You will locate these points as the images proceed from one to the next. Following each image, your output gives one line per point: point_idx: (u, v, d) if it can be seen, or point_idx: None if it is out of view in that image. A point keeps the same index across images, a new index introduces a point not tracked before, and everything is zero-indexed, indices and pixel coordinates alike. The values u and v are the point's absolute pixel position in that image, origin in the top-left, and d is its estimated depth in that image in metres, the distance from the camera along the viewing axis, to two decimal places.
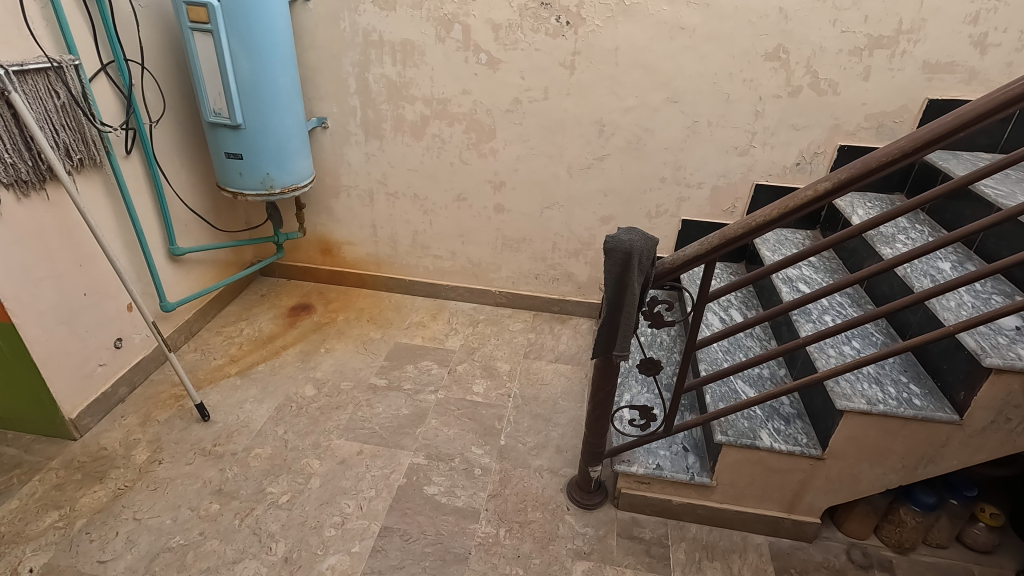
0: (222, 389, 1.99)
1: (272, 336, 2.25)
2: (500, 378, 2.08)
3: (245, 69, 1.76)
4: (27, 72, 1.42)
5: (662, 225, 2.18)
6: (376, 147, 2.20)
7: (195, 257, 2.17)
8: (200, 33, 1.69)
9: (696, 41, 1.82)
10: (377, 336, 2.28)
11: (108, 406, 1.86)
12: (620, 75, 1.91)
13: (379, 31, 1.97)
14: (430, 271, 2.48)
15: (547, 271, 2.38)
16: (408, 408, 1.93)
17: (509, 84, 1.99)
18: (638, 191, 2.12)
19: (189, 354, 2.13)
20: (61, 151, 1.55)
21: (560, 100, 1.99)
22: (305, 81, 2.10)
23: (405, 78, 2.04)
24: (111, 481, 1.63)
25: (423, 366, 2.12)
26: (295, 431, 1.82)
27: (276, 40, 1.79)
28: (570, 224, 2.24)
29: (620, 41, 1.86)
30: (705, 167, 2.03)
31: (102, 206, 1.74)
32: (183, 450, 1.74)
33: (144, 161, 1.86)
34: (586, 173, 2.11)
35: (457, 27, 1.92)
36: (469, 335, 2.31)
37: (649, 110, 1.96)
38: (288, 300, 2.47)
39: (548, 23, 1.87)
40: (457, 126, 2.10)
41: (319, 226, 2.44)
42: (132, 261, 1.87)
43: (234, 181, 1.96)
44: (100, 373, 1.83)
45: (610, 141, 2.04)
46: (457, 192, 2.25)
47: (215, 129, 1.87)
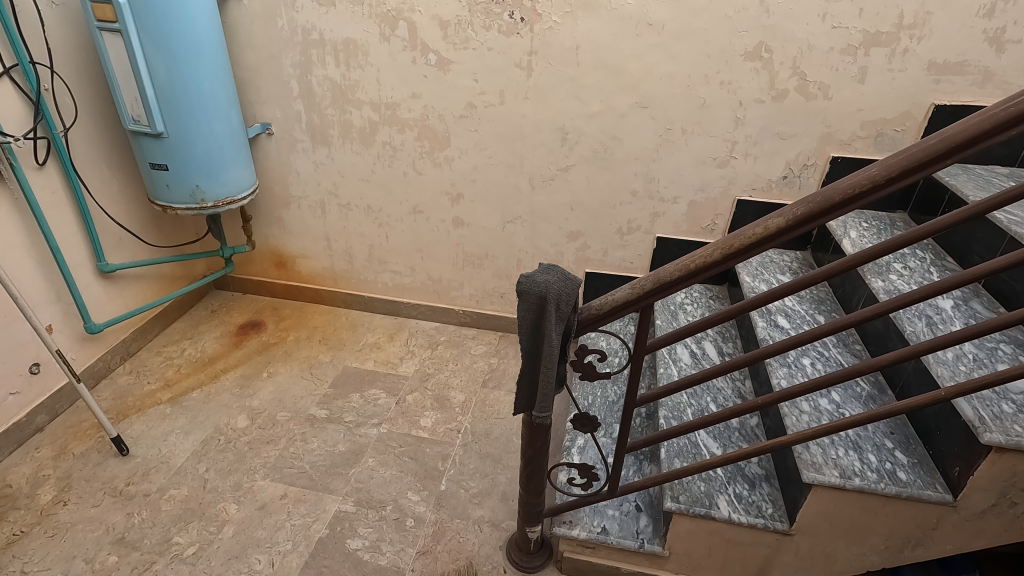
0: (149, 418, 1.83)
1: (214, 358, 2.09)
2: (451, 410, 1.90)
3: (162, 73, 1.59)
4: None
5: (635, 242, 1.96)
6: (323, 155, 2.03)
7: (131, 273, 2.02)
8: (109, 33, 1.53)
9: (666, 38, 1.60)
10: (326, 359, 2.11)
11: (22, 437, 1.71)
12: (582, 78, 1.71)
13: (319, 29, 1.79)
14: (389, 287, 2.30)
15: (512, 290, 2.18)
16: (346, 444, 1.76)
17: (461, 87, 1.80)
18: (607, 205, 1.91)
19: (122, 377, 1.98)
20: None
21: (518, 105, 1.79)
22: (245, 84, 1.93)
23: (350, 81, 1.86)
24: (8, 525, 1.49)
25: (370, 395, 1.94)
26: (217, 469, 1.66)
27: (199, 39, 1.62)
28: (534, 239, 2.04)
29: (580, 39, 1.65)
30: (679, 180, 1.81)
31: (10, 223, 1.60)
32: (92, 489, 1.59)
33: (62, 172, 1.71)
34: (550, 186, 1.91)
35: (401, 24, 1.73)
36: (426, 359, 2.13)
37: (616, 116, 1.75)
38: (239, 316, 2.31)
39: (500, 19, 1.67)
40: (409, 133, 1.92)
41: (271, 238, 2.28)
42: (48, 280, 1.73)
43: (162, 194, 1.80)
44: (12, 403, 1.69)
45: (574, 150, 1.83)
46: (413, 205, 2.07)
47: (138, 138, 1.71)
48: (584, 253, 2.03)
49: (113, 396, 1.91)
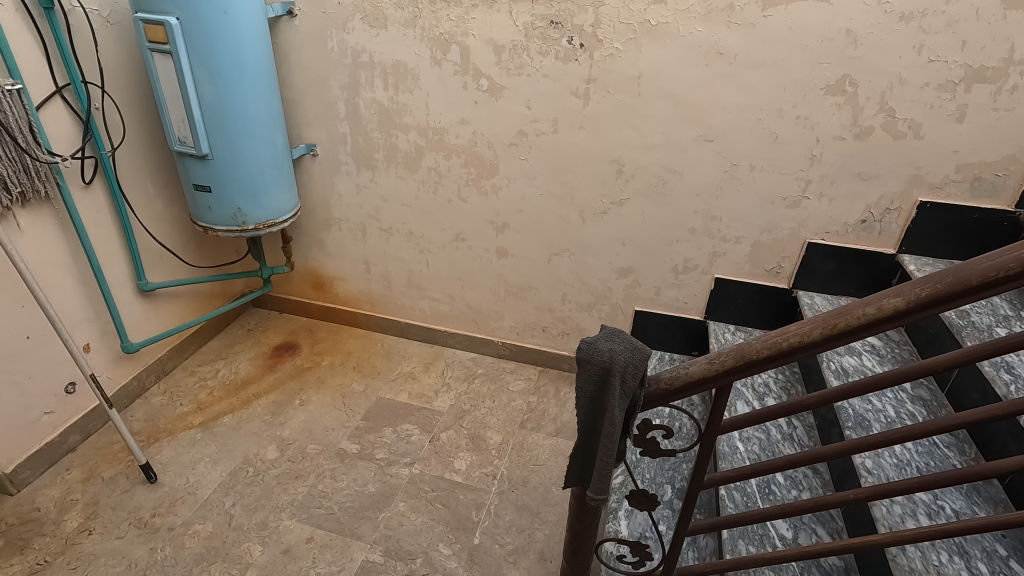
0: (179, 443, 1.79)
1: (247, 381, 2.05)
2: (487, 452, 1.79)
3: (210, 95, 1.56)
4: None
5: (691, 282, 1.83)
6: (367, 179, 1.97)
7: (170, 292, 2.00)
8: (160, 54, 1.50)
9: (737, 68, 1.48)
10: (359, 388, 2.03)
11: (54, 456, 1.69)
12: (642, 108, 1.60)
13: (369, 51, 1.73)
14: (427, 314, 2.22)
15: (555, 324, 2.07)
16: (376, 484, 1.67)
17: (513, 114, 1.71)
18: (662, 242, 1.79)
19: (156, 398, 1.95)
20: None
21: (571, 134, 1.69)
22: (292, 105, 1.89)
23: (398, 104, 1.80)
24: (33, 553, 1.45)
25: (403, 431, 1.86)
26: (244, 504, 1.60)
27: (248, 61, 1.58)
28: (581, 274, 1.93)
29: (642, 67, 1.55)
30: (743, 219, 1.68)
31: (53, 242, 1.58)
32: (118, 519, 1.55)
33: (108, 191, 1.70)
34: (602, 220, 1.81)
35: (454, 48, 1.66)
36: (462, 393, 2.03)
37: (677, 149, 1.63)
38: (274, 337, 2.27)
39: (558, 45, 1.58)
40: (455, 159, 1.84)
41: (310, 259, 2.23)
42: (88, 298, 1.70)
43: (204, 216, 1.77)
44: (45, 422, 1.66)
45: (630, 183, 1.72)
46: (455, 232, 1.99)
47: (183, 159, 1.68)
48: (634, 290, 1.91)
49: (145, 417, 1.87)
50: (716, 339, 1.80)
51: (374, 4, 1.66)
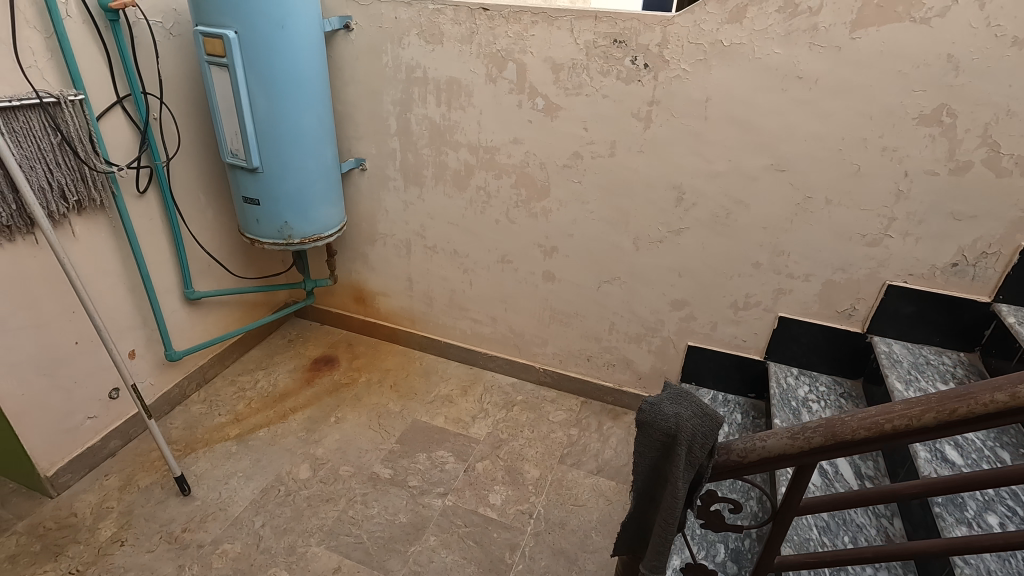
0: (214, 455, 1.77)
1: (285, 394, 2.03)
2: (524, 488, 1.70)
3: (263, 108, 1.55)
4: (18, 109, 1.28)
5: (751, 319, 1.71)
6: (414, 195, 1.93)
7: (215, 301, 2.01)
8: (217, 67, 1.49)
9: (817, 94, 1.37)
10: (395, 408, 1.98)
11: (94, 461, 1.70)
12: (708, 133, 1.50)
13: (423, 67, 1.69)
14: (467, 335, 2.16)
15: (600, 354, 1.97)
16: (408, 515, 1.61)
17: (569, 135, 1.63)
18: (722, 275, 1.67)
19: (195, 406, 1.95)
20: (55, 191, 1.40)
21: (629, 158, 1.60)
22: (344, 119, 1.88)
23: (450, 121, 1.75)
24: (66, 560, 1.45)
25: (438, 458, 1.79)
26: (273, 526, 1.56)
27: (302, 75, 1.56)
28: (632, 303, 1.83)
29: (711, 90, 1.45)
30: (814, 256, 1.55)
31: (107, 250, 1.59)
32: (150, 531, 1.53)
33: (161, 200, 1.71)
34: (657, 248, 1.70)
35: (510, 65, 1.60)
36: (500, 421, 1.95)
37: (744, 178, 1.52)
38: (314, 349, 2.25)
39: (621, 65, 1.49)
40: (505, 179, 1.77)
41: (353, 273, 2.21)
42: (136, 306, 1.72)
43: (251, 228, 1.76)
44: (88, 427, 1.67)
45: (690, 212, 1.62)
46: (501, 254, 1.92)
47: (234, 171, 1.68)
48: (687, 324, 1.79)
49: (184, 425, 1.87)
50: (777, 383, 1.66)
51: (432, 20, 1.62)
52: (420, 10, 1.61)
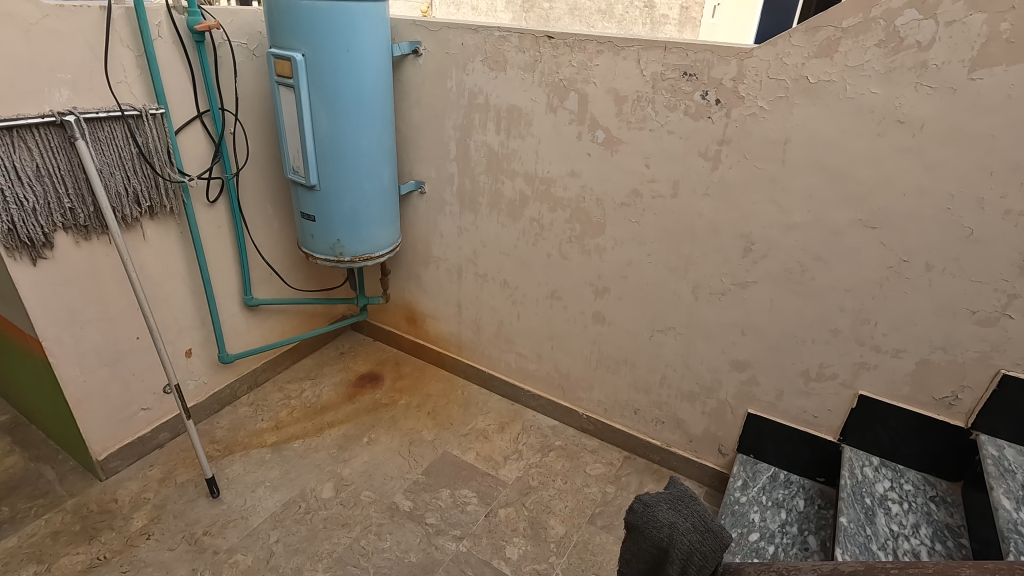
0: (249, 460, 1.81)
1: (326, 408, 2.04)
2: (545, 545, 1.58)
3: (324, 128, 1.57)
4: (102, 120, 1.38)
5: (825, 393, 1.48)
6: (469, 222, 1.89)
7: (273, 308, 2.08)
8: (285, 87, 1.54)
9: (923, 142, 1.16)
10: (428, 437, 1.93)
11: (143, 450, 1.79)
12: (786, 178, 1.32)
13: (485, 94, 1.65)
14: (512, 368, 2.07)
15: (649, 408, 1.81)
16: (418, 554, 1.54)
17: (628, 172, 1.52)
18: (793, 339, 1.47)
19: (242, 409, 2.01)
20: (130, 197, 1.50)
21: (694, 200, 1.46)
22: (407, 142, 1.88)
23: (508, 149, 1.69)
24: (98, 545, 1.52)
25: (460, 497, 1.71)
26: (287, 543, 1.55)
27: (364, 97, 1.58)
28: (687, 357, 1.66)
29: (792, 131, 1.28)
30: (908, 329, 1.31)
31: (175, 254, 1.69)
32: (176, 529, 1.58)
33: (229, 210, 1.79)
34: (719, 301, 1.53)
35: (572, 95, 1.52)
36: (533, 466, 1.84)
37: (826, 232, 1.32)
38: (362, 365, 2.27)
39: (690, 99, 1.36)
40: (560, 213, 1.69)
41: (406, 293, 2.21)
42: (196, 307, 1.80)
43: (307, 243, 1.80)
44: (141, 417, 1.77)
45: (759, 264, 1.44)
46: (551, 289, 1.83)
47: (295, 187, 1.72)
48: (748, 389, 1.59)
49: (228, 426, 1.93)
50: (851, 473, 1.42)
51: (496, 46, 1.58)
52: (485, 37, 1.58)
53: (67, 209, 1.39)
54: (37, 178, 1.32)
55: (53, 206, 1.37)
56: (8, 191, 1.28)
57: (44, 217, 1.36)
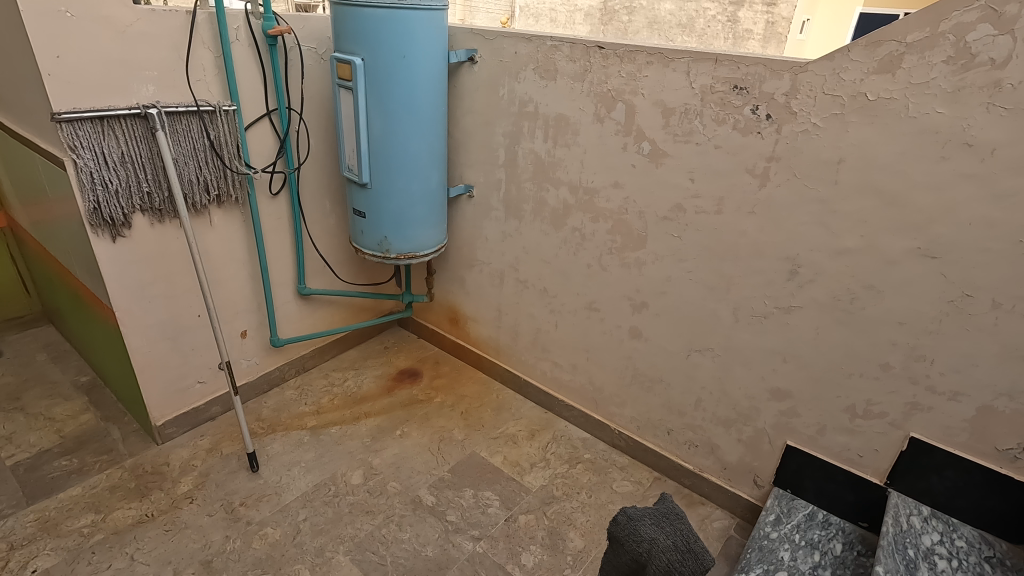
0: (289, 440, 1.91)
1: (365, 398, 2.12)
2: (561, 556, 1.56)
3: (377, 130, 1.65)
4: (181, 114, 1.52)
5: (871, 433, 1.38)
6: (513, 228, 1.91)
7: (324, 299, 2.18)
8: (345, 90, 1.63)
9: (993, 168, 1.07)
10: (458, 436, 1.96)
11: (196, 420, 1.93)
12: (838, 201, 1.25)
13: (535, 102, 1.68)
14: (547, 377, 2.07)
15: (682, 430, 1.75)
16: (435, 550, 1.56)
17: (672, 186, 1.49)
18: (838, 371, 1.38)
19: (289, 391, 2.13)
20: (200, 185, 1.63)
21: (738, 218, 1.41)
22: (459, 147, 1.94)
23: (554, 158, 1.70)
24: (148, 503, 1.65)
25: (483, 499, 1.72)
26: (313, 523, 1.62)
27: (416, 102, 1.64)
28: (724, 381, 1.59)
29: (846, 150, 1.21)
30: (968, 371, 1.21)
31: (237, 240, 1.81)
32: (216, 496, 1.69)
33: (290, 203, 1.91)
34: (760, 325, 1.47)
35: (619, 106, 1.51)
36: (559, 477, 1.82)
37: (879, 260, 1.24)
38: (403, 360, 2.33)
39: (739, 113, 1.32)
40: (602, 224, 1.68)
41: (450, 294, 2.26)
42: (253, 292, 1.93)
43: (357, 238, 1.88)
44: (197, 390, 1.91)
45: (805, 289, 1.36)
46: (589, 301, 1.81)
47: (349, 185, 1.81)
48: (787, 420, 1.51)
49: (274, 406, 2.05)
50: (894, 521, 1.31)
51: (548, 56, 1.60)
52: (538, 46, 1.60)
53: (145, 192, 1.54)
54: (121, 164, 1.48)
55: (134, 190, 1.52)
56: (96, 174, 1.44)
57: (125, 199, 1.51)
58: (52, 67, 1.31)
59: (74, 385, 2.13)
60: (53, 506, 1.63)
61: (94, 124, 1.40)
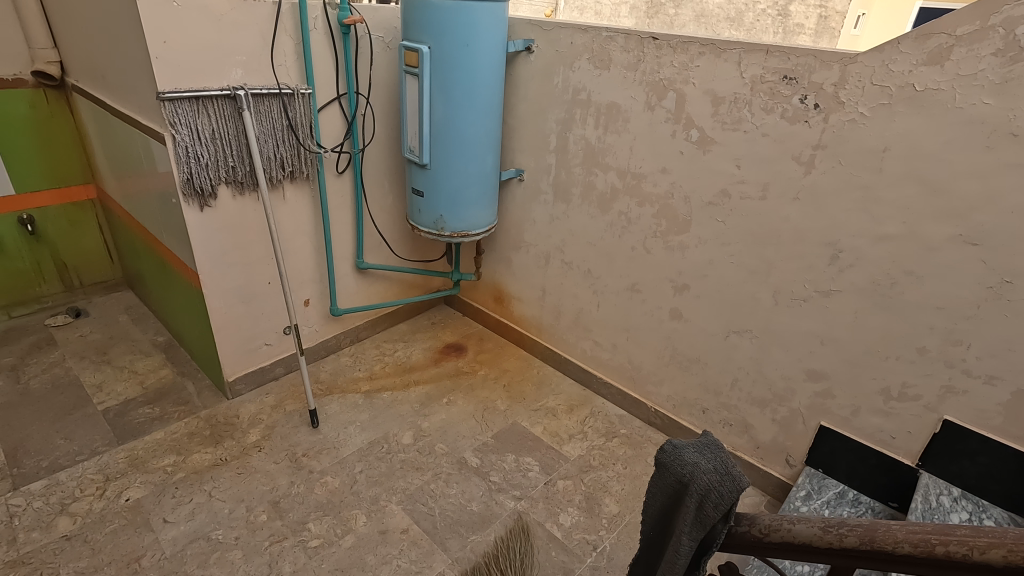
0: (345, 401, 2.06)
1: (414, 367, 2.26)
2: (597, 519, 1.66)
3: (439, 114, 1.77)
4: (264, 96, 1.67)
5: (905, 416, 1.43)
6: (561, 211, 2.01)
7: (379, 273, 2.32)
8: (411, 76, 1.75)
9: None
10: (501, 406, 2.08)
11: (262, 379, 2.10)
12: (881, 189, 1.31)
13: (588, 91, 1.76)
14: (587, 355, 2.16)
15: (717, 409, 1.82)
16: (479, 505, 1.68)
17: (718, 172, 1.56)
18: (874, 354, 1.43)
19: (344, 358, 2.28)
20: (277, 162, 1.78)
21: (782, 205, 1.47)
22: (512, 132, 2.04)
23: (604, 144, 1.79)
24: (222, 449, 1.83)
25: (524, 463, 1.84)
26: (368, 475, 1.76)
27: (476, 88, 1.75)
28: (761, 363, 1.66)
29: (891, 139, 1.26)
30: (1003, 356, 1.25)
31: (305, 214, 1.96)
32: (281, 447, 1.85)
33: (353, 182, 2.05)
34: (799, 308, 1.53)
35: (670, 95, 1.58)
36: (596, 448, 1.92)
37: (920, 247, 1.29)
38: (449, 335, 2.46)
39: (788, 103, 1.38)
40: (648, 208, 1.75)
41: (496, 274, 2.37)
42: (317, 263, 2.08)
43: (415, 216, 2.01)
44: (264, 351, 2.08)
45: (845, 274, 1.42)
46: (631, 282, 1.90)
47: (410, 166, 1.94)
48: (822, 401, 1.56)
49: (332, 370, 2.21)
50: (923, 499, 1.36)
51: (603, 46, 1.68)
52: (593, 37, 1.69)
53: (230, 167, 1.70)
54: (211, 140, 1.64)
55: (221, 164, 1.68)
56: (190, 148, 1.60)
57: (213, 172, 1.67)
58: (160, 51, 1.47)
59: (153, 343, 2.34)
60: (140, 446, 1.82)
61: (191, 103, 1.56)
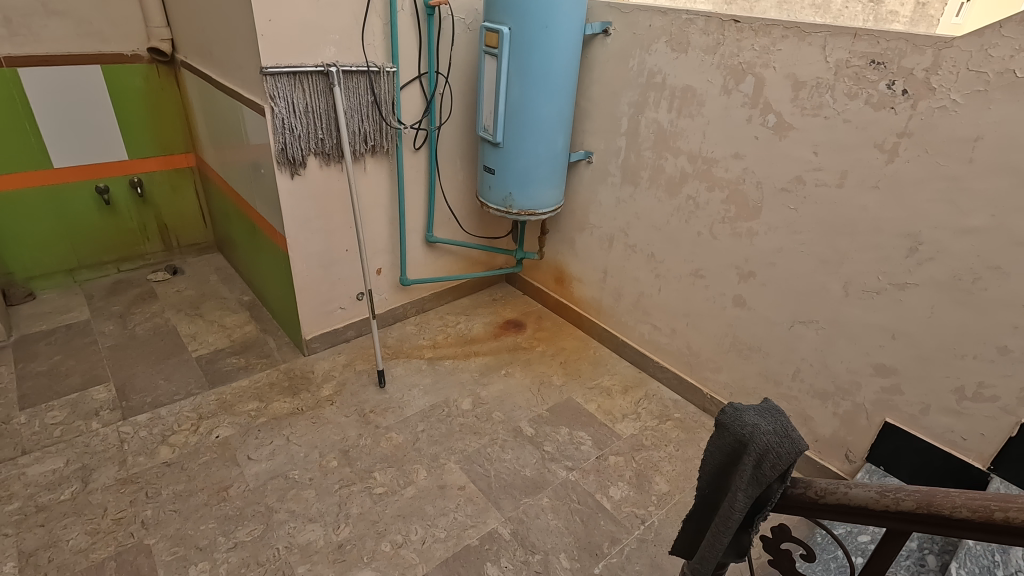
0: (409, 365, 2.18)
1: (474, 339, 2.36)
2: (647, 495, 1.70)
3: (514, 94, 1.82)
4: (353, 73, 1.79)
5: (978, 417, 1.38)
6: (628, 194, 2.03)
7: (446, 248, 2.43)
8: (489, 57, 1.81)
9: None
10: (557, 382, 2.14)
11: (335, 340, 2.25)
12: (969, 179, 1.26)
13: (664, 74, 1.77)
14: (645, 339, 2.19)
15: (775, 399, 1.81)
16: (532, 471, 1.76)
17: (794, 158, 1.54)
18: (948, 351, 1.39)
19: (409, 326, 2.41)
20: (361, 136, 1.90)
21: (859, 193, 1.44)
22: (584, 115, 2.07)
23: (676, 128, 1.80)
24: (298, 400, 1.99)
25: (577, 437, 1.89)
26: (430, 434, 1.87)
27: (552, 70, 1.80)
28: (825, 355, 1.63)
29: (985, 128, 1.22)
30: None
31: (383, 186, 2.08)
32: (351, 402, 1.99)
33: (428, 158, 2.15)
34: (870, 300, 1.50)
35: (749, 79, 1.57)
36: (648, 429, 1.95)
37: (1007, 242, 1.24)
38: (509, 312, 2.54)
39: (874, 88, 1.35)
40: (717, 193, 1.75)
41: (559, 254, 2.43)
42: (391, 234, 2.20)
43: (485, 193, 2.09)
44: (339, 314, 2.23)
45: (923, 267, 1.38)
46: (695, 267, 1.90)
47: (483, 144, 2.01)
48: (888, 397, 1.53)
49: (398, 337, 2.34)
50: None
51: (682, 29, 1.68)
52: (673, 19, 1.69)
53: (319, 139, 1.83)
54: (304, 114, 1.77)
55: (311, 136, 1.81)
56: (286, 120, 1.73)
57: (304, 143, 1.80)
58: (265, 29, 1.59)
59: (239, 302, 2.55)
60: (228, 391, 2.01)
61: (289, 78, 1.69)
